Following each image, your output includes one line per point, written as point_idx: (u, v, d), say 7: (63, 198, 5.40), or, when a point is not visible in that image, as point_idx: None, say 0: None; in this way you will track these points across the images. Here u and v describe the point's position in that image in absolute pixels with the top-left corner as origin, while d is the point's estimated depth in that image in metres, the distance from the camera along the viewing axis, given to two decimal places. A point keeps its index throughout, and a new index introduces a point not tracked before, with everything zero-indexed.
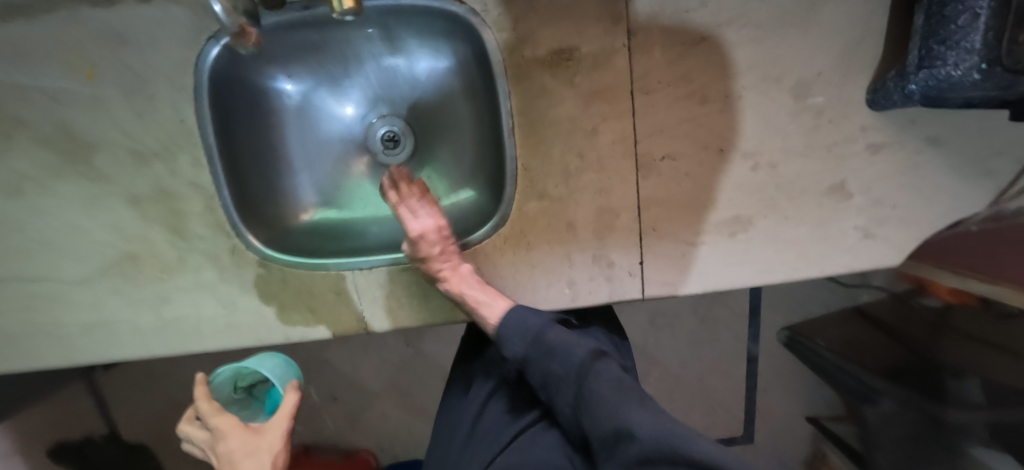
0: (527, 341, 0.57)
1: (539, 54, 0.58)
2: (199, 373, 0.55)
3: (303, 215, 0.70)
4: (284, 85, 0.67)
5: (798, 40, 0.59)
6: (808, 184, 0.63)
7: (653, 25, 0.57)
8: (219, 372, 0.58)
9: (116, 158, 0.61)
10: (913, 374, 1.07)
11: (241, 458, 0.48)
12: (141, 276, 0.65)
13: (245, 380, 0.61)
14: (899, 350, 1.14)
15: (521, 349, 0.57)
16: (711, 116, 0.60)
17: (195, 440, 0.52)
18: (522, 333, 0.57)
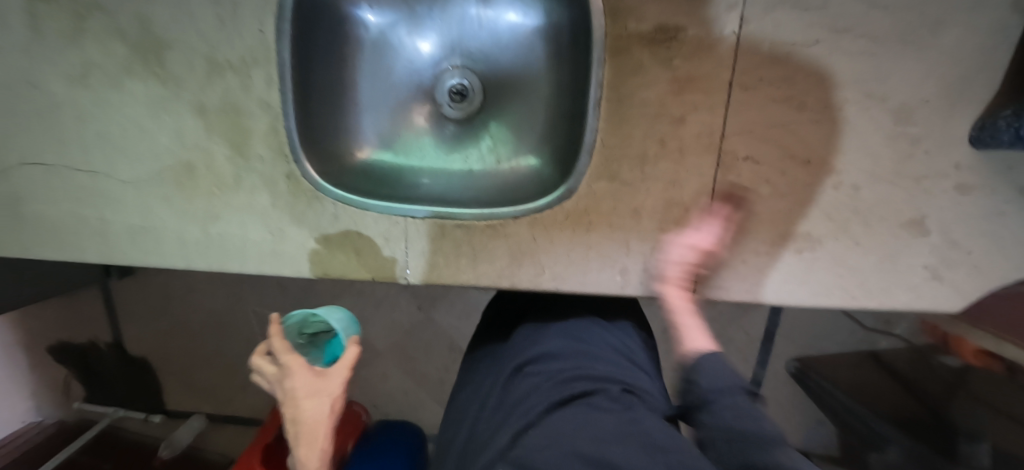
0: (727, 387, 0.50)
1: (642, 30, 0.56)
2: (273, 313, 0.62)
3: (360, 153, 0.68)
4: (366, 15, 0.66)
5: (913, 60, 0.55)
6: (888, 213, 0.60)
7: (765, 18, 0.55)
8: (291, 315, 0.66)
9: (188, 62, 0.59)
10: (925, 426, 1.00)
11: (304, 395, 0.59)
12: (193, 188, 0.64)
13: (309, 328, 0.68)
14: (913, 400, 1.06)
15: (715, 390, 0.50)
16: (804, 124, 0.58)
17: (263, 372, 0.60)
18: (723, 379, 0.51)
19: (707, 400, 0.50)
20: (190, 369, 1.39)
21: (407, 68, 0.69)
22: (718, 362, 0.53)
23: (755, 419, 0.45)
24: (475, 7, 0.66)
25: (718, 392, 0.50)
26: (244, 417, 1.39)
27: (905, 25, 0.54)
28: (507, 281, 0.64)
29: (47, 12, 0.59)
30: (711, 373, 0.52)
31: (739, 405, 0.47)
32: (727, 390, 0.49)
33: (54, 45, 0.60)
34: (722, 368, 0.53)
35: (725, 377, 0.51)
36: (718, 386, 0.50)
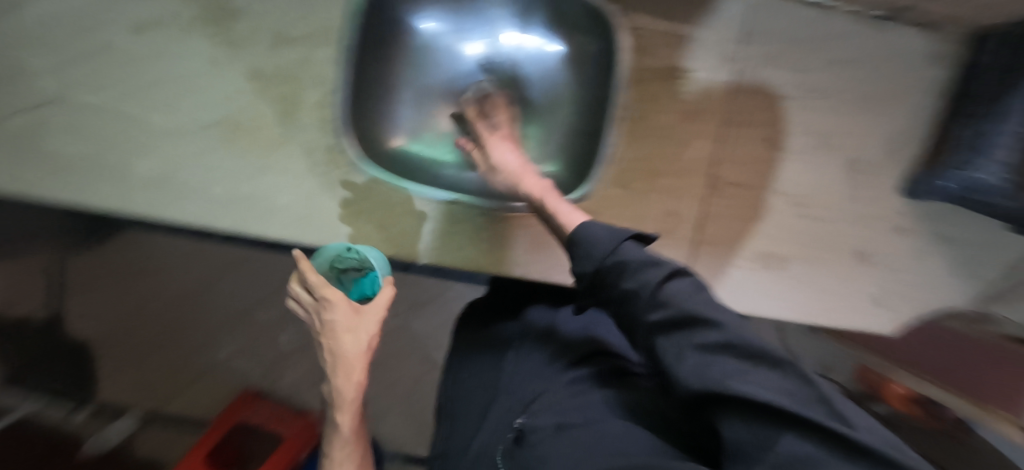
0: (600, 252, 0.37)
1: (659, 66, 0.67)
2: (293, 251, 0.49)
3: (393, 142, 0.74)
4: (420, 22, 0.72)
5: (861, 123, 0.70)
6: (840, 244, 0.73)
7: (755, 73, 0.68)
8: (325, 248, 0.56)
9: (254, 32, 0.65)
10: None
11: (341, 332, 0.47)
12: (233, 146, 0.67)
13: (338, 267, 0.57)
14: None
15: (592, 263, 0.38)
16: (780, 161, 0.70)
17: (301, 301, 0.49)
18: (596, 247, 0.38)
19: (603, 276, 0.36)
20: None
21: (444, 72, 0.75)
22: (606, 241, 0.38)
23: (659, 291, 0.32)
24: (515, 31, 0.74)
25: (608, 265, 0.36)
26: None
27: (856, 94, 0.70)
28: (521, 270, 0.71)
29: None
30: (594, 244, 0.38)
31: (642, 272, 0.34)
32: (628, 260, 0.35)
33: None
34: (595, 231, 0.40)
35: (620, 248, 0.37)
36: (619, 258, 0.36)
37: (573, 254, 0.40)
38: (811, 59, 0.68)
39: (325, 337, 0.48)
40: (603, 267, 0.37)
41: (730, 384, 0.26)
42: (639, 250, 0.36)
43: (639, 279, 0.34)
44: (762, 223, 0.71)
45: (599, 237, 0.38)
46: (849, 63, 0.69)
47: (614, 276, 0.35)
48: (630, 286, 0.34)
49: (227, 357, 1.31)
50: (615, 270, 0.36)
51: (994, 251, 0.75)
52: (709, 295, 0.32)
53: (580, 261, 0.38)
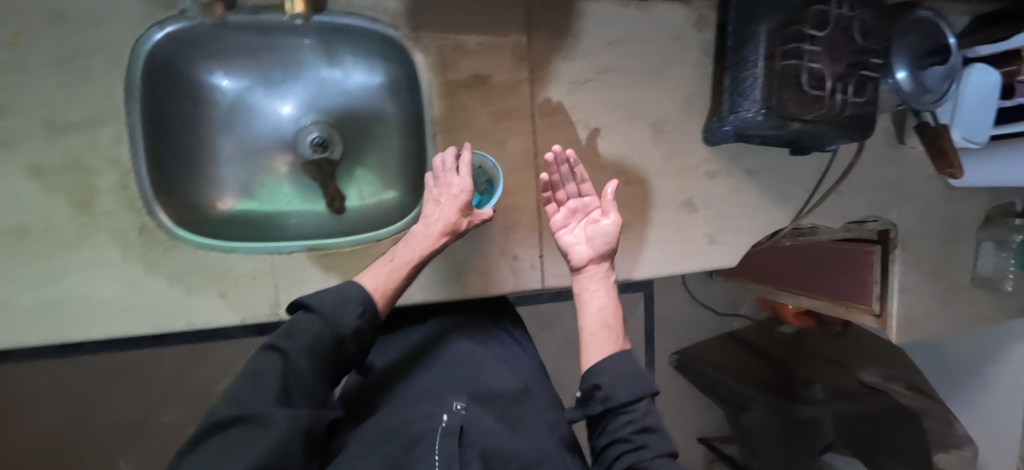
0: (626, 386, 0.51)
1: (460, 77, 0.71)
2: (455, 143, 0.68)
3: (222, 204, 0.73)
4: (219, 80, 0.72)
5: (653, 90, 0.79)
6: (668, 198, 0.81)
7: (548, 65, 0.74)
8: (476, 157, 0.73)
9: (20, 126, 0.59)
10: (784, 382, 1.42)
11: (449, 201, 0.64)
12: (26, 253, 0.61)
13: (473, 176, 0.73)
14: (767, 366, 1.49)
15: (614, 391, 0.51)
16: (593, 138, 0.78)
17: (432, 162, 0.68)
18: (626, 378, 0.52)
19: (616, 413, 0.51)
20: None
21: (260, 125, 0.76)
22: (642, 388, 0.52)
23: (654, 447, 0.49)
24: (324, 69, 0.76)
25: (625, 408, 0.51)
26: None
27: (642, 66, 0.78)
28: None
29: None
30: (630, 387, 0.51)
31: (643, 424, 0.50)
32: (645, 416, 0.51)
33: None
34: (628, 371, 0.53)
35: (644, 402, 0.52)
36: (640, 410, 0.51)
37: (608, 382, 0.52)
38: (595, 44, 0.75)
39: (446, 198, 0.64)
40: (622, 405, 0.51)
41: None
42: (654, 413, 0.52)
43: (645, 435, 0.50)
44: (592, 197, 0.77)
45: (640, 381, 0.52)
46: (630, 40, 0.77)
47: (625, 418, 0.51)
48: (632, 435, 0.50)
49: None
50: (629, 418, 0.51)
51: (793, 174, 0.87)
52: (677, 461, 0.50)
53: (612, 390, 0.51)
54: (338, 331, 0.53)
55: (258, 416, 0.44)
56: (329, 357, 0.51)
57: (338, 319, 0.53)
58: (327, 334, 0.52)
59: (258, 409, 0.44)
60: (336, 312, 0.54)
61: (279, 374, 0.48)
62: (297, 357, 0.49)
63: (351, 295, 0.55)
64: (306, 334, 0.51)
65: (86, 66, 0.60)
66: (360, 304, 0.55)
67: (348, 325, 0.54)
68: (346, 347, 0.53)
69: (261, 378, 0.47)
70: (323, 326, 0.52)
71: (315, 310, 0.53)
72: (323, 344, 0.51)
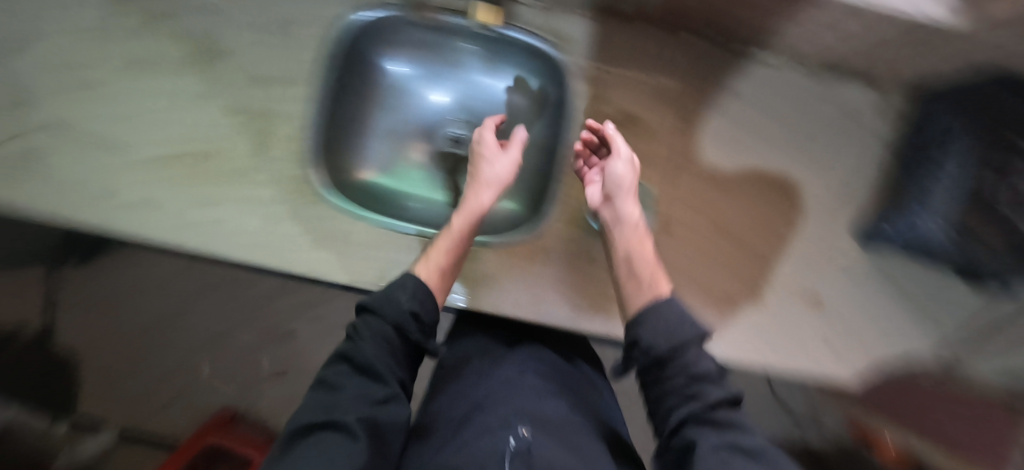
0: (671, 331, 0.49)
1: (607, 110, 0.73)
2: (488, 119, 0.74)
3: (360, 173, 0.77)
4: (390, 65, 0.78)
5: (803, 170, 0.73)
6: (795, 287, 0.72)
7: (701, 119, 0.73)
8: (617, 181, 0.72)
9: (234, 70, 0.70)
10: None
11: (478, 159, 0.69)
12: (207, 172, 0.71)
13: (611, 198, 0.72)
14: None
15: (660, 340, 0.48)
16: (723, 205, 0.73)
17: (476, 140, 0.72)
18: (670, 323, 0.49)
19: (666, 365, 0.47)
20: (113, 376, 1.36)
21: (410, 108, 0.79)
22: (689, 331, 0.49)
23: (709, 393, 0.45)
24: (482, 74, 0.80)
25: (675, 358, 0.47)
26: (155, 437, 1.36)
27: (800, 141, 0.73)
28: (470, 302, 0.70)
29: (126, 9, 0.71)
30: (677, 333, 0.48)
31: (699, 374, 0.46)
32: (696, 362, 0.47)
33: (121, 36, 0.71)
34: (675, 319, 0.50)
35: (693, 344, 0.48)
36: (694, 358, 0.47)
37: (646, 336, 0.49)
38: (749, 106, 0.73)
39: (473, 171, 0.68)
40: (670, 357, 0.47)
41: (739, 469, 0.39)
42: (704, 356, 0.48)
43: (698, 386, 0.46)
44: (708, 260, 0.72)
45: (686, 324, 0.49)
46: (791, 109, 0.73)
47: (679, 369, 0.47)
48: (688, 391, 0.46)
49: (204, 376, 1.40)
50: (680, 370, 0.47)
51: (949, 301, 0.75)
52: (742, 420, 0.45)
53: (653, 340, 0.48)
54: (397, 325, 0.53)
55: (337, 416, 0.45)
56: (392, 352, 0.52)
57: (394, 312, 0.53)
58: (388, 325, 0.52)
59: (340, 408, 0.46)
60: (395, 300, 0.54)
61: (355, 382, 0.49)
62: (365, 357, 0.50)
63: (405, 279, 0.57)
64: (372, 333, 0.52)
65: (300, 34, 0.71)
66: (413, 291, 0.56)
67: (406, 314, 0.53)
68: (405, 342, 0.53)
69: (335, 396, 0.47)
70: (382, 322, 0.53)
71: (370, 307, 0.54)
72: (384, 338, 0.52)
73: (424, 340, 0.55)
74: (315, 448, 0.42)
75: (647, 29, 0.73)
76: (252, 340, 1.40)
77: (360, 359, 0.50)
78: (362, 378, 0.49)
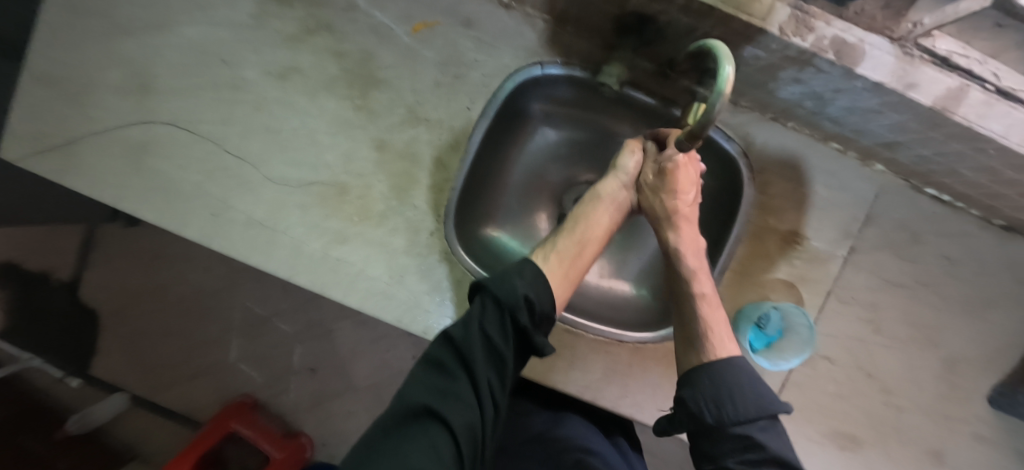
0: (721, 407, 0.45)
1: (780, 227, 0.67)
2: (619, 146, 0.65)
3: (491, 229, 0.74)
4: (542, 120, 0.74)
5: (959, 324, 0.69)
6: (916, 439, 0.69)
7: (874, 252, 0.67)
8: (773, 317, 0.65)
9: (390, 105, 0.64)
10: None
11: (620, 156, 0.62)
12: (340, 208, 0.65)
13: (765, 322, 0.66)
14: None
15: (711, 417, 0.45)
16: (874, 344, 0.68)
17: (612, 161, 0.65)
18: (717, 400, 0.45)
19: (715, 439, 0.45)
20: (151, 339, 1.37)
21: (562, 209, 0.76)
22: (748, 407, 0.44)
23: None
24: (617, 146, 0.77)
25: (725, 433, 0.44)
26: (178, 413, 1.35)
27: (966, 299, 0.69)
28: (591, 395, 0.67)
29: (281, 14, 0.65)
30: (728, 406, 0.44)
31: (753, 457, 0.42)
32: (755, 439, 0.43)
33: (270, 41, 0.65)
34: (725, 385, 0.46)
35: (752, 422, 0.44)
36: (751, 437, 0.43)
37: (694, 400, 0.46)
38: (924, 254, 0.68)
39: (613, 171, 0.61)
40: (719, 429, 0.44)
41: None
42: (771, 437, 0.44)
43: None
44: (841, 397, 0.68)
45: (747, 399, 0.45)
46: (967, 264, 0.68)
47: (730, 445, 0.44)
48: None
49: (233, 359, 1.35)
50: (732, 445, 0.44)
51: None
52: None
53: (701, 411, 0.45)
54: (510, 313, 0.47)
55: (448, 411, 0.42)
56: (497, 349, 0.46)
57: (509, 297, 0.47)
58: (497, 315, 0.47)
59: (452, 401, 0.43)
60: (511, 287, 0.48)
61: (462, 381, 0.45)
62: (476, 350, 0.45)
63: (523, 266, 0.51)
64: (480, 318, 0.47)
65: (465, 78, 0.65)
66: (532, 281, 0.49)
67: (520, 301, 0.47)
68: (514, 331, 0.47)
69: (450, 384, 0.44)
70: (496, 312, 0.47)
71: (487, 287, 0.48)
72: (495, 325, 0.46)
73: (533, 332, 0.48)
74: (417, 436, 0.41)
75: (841, 155, 0.67)
76: (289, 332, 1.35)
77: (468, 351, 0.45)
78: (470, 379, 0.45)
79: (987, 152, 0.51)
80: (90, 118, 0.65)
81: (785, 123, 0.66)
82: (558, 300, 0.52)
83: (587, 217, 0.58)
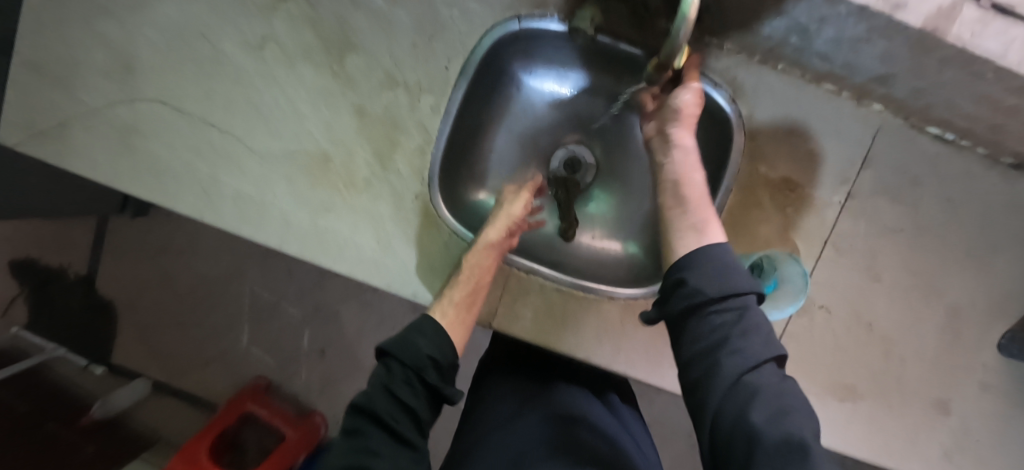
0: (720, 280, 0.44)
1: (770, 176, 0.65)
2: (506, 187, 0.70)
3: (481, 193, 0.74)
4: (527, 78, 0.73)
5: (965, 269, 0.67)
6: (918, 389, 0.69)
7: (872, 198, 0.65)
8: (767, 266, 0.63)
9: (367, 70, 0.64)
10: None
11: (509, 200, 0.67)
12: (324, 178, 0.65)
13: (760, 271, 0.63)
14: None
15: (713, 288, 0.43)
16: (875, 294, 0.67)
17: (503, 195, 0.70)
18: (717, 272, 0.44)
19: (708, 313, 0.43)
20: (166, 329, 1.41)
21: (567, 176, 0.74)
22: (740, 284, 0.44)
23: (750, 356, 0.41)
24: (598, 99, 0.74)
25: (718, 307, 0.43)
26: (196, 398, 1.40)
27: (972, 243, 0.66)
28: (583, 353, 0.67)
29: None
30: (727, 283, 0.44)
31: (744, 327, 0.42)
32: (753, 314, 0.43)
33: (244, 12, 0.64)
34: (723, 264, 0.45)
35: (747, 299, 0.43)
36: (746, 308, 0.43)
37: (695, 277, 0.45)
38: (926, 198, 0.65)
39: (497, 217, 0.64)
40: (714, 303, 0.43)
41: (765, 426, 0.37)
42: (760, 311, 0.44)
43: (744, 341, 0.41)
44: (840, 349, 0.67)
45: (738, 276, 0.44)
46: (972, 207, 0.66)
47: (725, 317, 0.43)
48: (735, 341, 0.41)
49: (245, 344, 1.39)
50: (726, 317, 0.43)
51: None
52: (788, 381, 0.42)
53: (701, 284, 0.44)
54: (415, 371, 0.48)
55: (369, 466, 0.42)
56: (408, 404, 0.46)
57: (414, 358, 0.48)
58: (404, 371, 0.48)
59: (373, 458, 0.42)
60: (414, 347, 0.49)
61: (381, 434, 0.45)
62: (387, 409, 0.45)
63: (423, 321, 0.53)
64: (388, 380, 0.47)
65: (441, 38, 0.64)
66: (433, 338, 0.51)
67: (425, 360, 0.49)
68: (422, 390, 0.48)
69: (365, 442, 0.44)
70: (401, 371, 0.48)
71: (390, 352, 0.49)
72: (403, 384, 0.47)
73: (441, 383, 0.49)
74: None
75: (835, 96, 0.64)
76: (297, 316, 1.37)
77: (382, 410, 0.45)
78: (387, 432, 0.45)
79: (985, 77, 0.48)
80: (77, 101, 0.66)
81: (775, 65, 0.63)
82: (460, 346, 0.55)
83: (478, 263, 0.59)
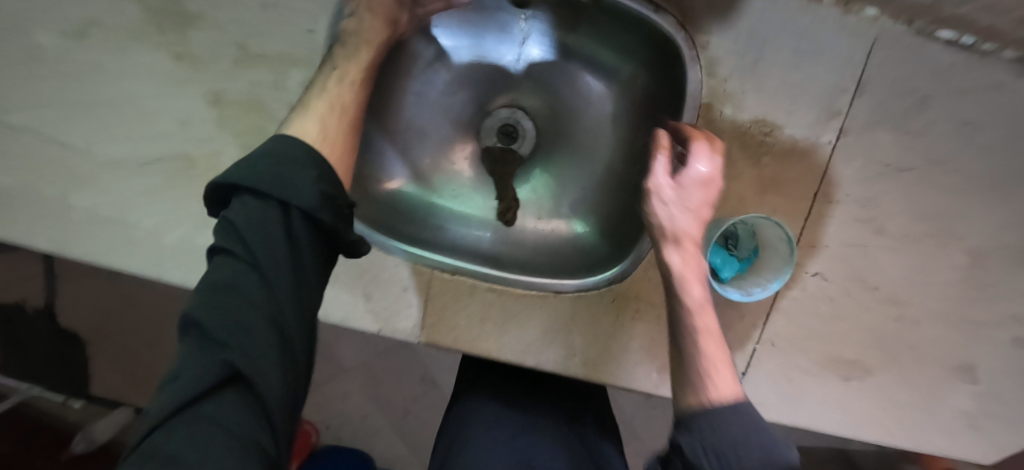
0: (723, 445, 0.35)
1: (738, 119, 0.51)
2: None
3: (393, 183, 0.61)
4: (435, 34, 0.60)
5: (991, 206, 0.54)
6: (937, 354, 0.57)
7: (870, 132, 0.51)
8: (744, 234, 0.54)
9: (215, 45, 0.51)
10: None
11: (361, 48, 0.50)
12: (193, 185, 0.55)
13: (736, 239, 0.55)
14: None
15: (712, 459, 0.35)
16: (879, 250, 0.54)
17: None
18: (722, 438, 0.35)
19: None
20: (133, 353, 1.27)
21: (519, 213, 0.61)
22: (750, 454, 0.34)
23: None
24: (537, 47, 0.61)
25: None
26: None
27: (1000, 173, 0.53)
28: (532, 360, 0.56)
29: None
30: (733, 454, 0.34)
31: None
32: None
33: None
34: (733, 426, 0.36)
35: None
36: None
37: (690, 445, 0.36)
38: (939, 122, 0.51)
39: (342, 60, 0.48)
40: None
41: None
42: None
43: None
44: (841, 320, 0.56)
45: (749, 443, 0.35)
46: (1000, 126, 0.51)
47: None
48: None
49: None
50: None
51: None
52: None
53: (698, 458, 0.35)
54: (303, 217, 0.38)
55: (244, 350, 0.34)
56: (287, 272, 0.37)
57: (299, 199, 0.38)
58: (282, 235, 0.37)
59: (241, 349, 0.34)
60: (296, 187, 0.38)
61: (265, 316, 0.36)
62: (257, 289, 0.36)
63: (286, 159, 0.39)
64: (258, 232, 0.37)
65: None
66: (319, 177, 0.40)
67: (317, 199, 0.39)
68: (315, 234, 0.40)
69: (235, 323, 0.35)
70: (279, 222, 0.37)
71: (257, 194, 0.37)
72: (274, 245, 0.37)
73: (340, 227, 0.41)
74: (221, 414, 0.33)
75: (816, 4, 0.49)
76: None
77: (259, 294, 0.36)
78: (269, 294, 0.36)
79: None
80: None
81: None
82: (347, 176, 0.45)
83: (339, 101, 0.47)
